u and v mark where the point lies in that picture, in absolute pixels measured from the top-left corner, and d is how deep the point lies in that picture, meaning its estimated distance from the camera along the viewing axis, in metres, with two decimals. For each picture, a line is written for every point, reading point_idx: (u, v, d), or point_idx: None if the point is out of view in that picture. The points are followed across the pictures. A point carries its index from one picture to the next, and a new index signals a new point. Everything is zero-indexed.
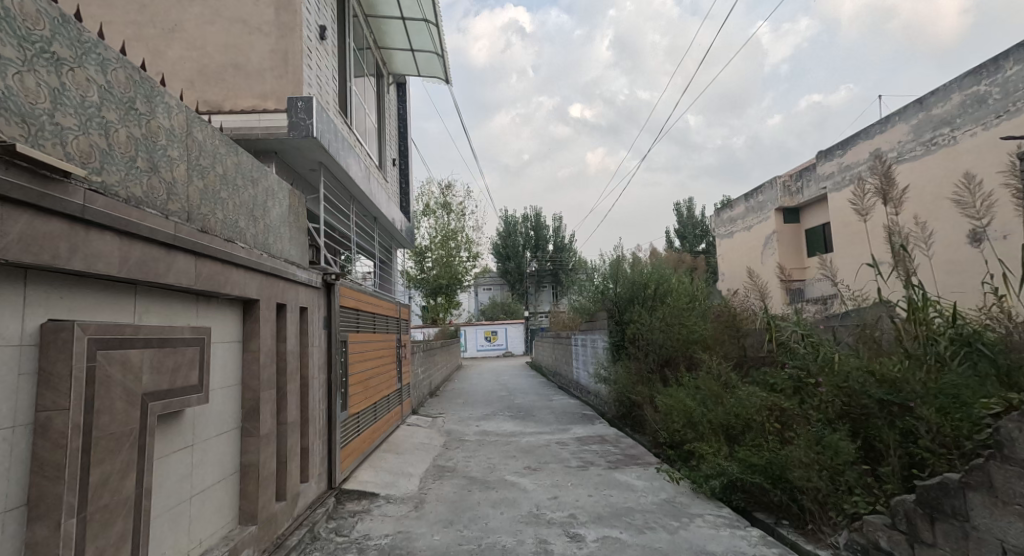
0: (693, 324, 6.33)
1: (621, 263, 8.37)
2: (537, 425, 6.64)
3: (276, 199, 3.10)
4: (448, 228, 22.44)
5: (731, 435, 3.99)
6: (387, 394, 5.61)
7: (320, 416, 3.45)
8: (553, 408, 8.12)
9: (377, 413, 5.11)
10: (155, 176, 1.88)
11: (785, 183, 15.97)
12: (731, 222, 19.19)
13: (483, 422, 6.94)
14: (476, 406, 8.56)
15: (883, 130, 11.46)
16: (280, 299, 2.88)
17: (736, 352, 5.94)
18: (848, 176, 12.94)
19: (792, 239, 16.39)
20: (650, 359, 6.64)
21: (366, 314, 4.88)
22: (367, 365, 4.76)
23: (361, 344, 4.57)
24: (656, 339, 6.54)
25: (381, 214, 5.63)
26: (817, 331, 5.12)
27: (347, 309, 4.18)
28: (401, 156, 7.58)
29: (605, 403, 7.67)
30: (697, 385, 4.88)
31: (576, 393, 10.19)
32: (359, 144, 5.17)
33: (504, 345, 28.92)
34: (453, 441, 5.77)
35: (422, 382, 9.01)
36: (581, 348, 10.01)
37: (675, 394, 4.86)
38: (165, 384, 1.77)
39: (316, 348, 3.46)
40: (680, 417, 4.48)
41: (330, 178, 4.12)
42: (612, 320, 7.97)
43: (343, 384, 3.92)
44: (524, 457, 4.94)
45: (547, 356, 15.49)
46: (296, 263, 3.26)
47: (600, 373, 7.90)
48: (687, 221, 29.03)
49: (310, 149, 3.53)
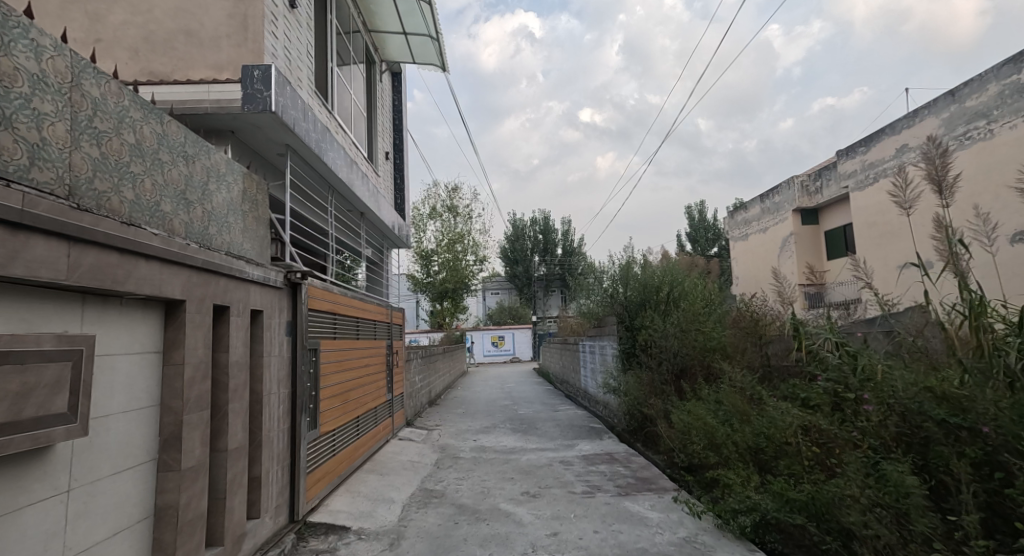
0: (711, 330, 5.76)
1: (632, 265, 7.83)
2: (540, 441, 6.09)
3: (223, 183, 2.63)
4: (455, 231, 22.00)
5: (760, 462, 3.44)
6: (373, 407, 5.11)
7: (278, 439, 2.96)
8: (559, 420, 7.58)
9: (360, 428, 4.62)
10: (3, 131, 1.38)
11: (803, 183, 15.33)
12: (746, 225, 18.52)
13: (481, 436, 6.42)
14: (477, 417, 8.02)
15: (911, 124, 10.82)
16: (220, 300, 2.39)
17: (759, 362, 5.36)
18: (871, 174, 12.28)
19: (811, 241, 15.72)
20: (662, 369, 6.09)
21: (346, 320, 4.40)
22: (347, 376, 4.28)
23: (339, 353, 4.09)
24: (670, 346, 5.97)
25: (368, 210, 5.17)
26: (852, 339, 4.54)
27: (321, 312, 3.70)
28: (396, 150, 7.13)
29: (613, 415, 7.13)
30: (719, 401, 4.31)
31: (583, 402, 9.65)
32: (342, 132, 4.71)
33: (511, 350, 28.41)
34: (446, 459, 5.24)
35: (420, 391, 8.51)
36: (589, 355, 9.46)
37: (693, 410, 4.29)
38: (2, 416, 1.27)
39: (274, 358, 2.97)
40: (700, 437, 3.91)
41: (302, 165, 3.66)
42: (622, 326, 7.42)
43: (312, 399, 3.43)
44: (523, 479, 4.41)
45: (554, 362, 14.92)
46: (247, 258, 2.77)
47: (609, 383, 7.33)
48: (699, 225, 28.32)
49: (271, 127, 3.06)
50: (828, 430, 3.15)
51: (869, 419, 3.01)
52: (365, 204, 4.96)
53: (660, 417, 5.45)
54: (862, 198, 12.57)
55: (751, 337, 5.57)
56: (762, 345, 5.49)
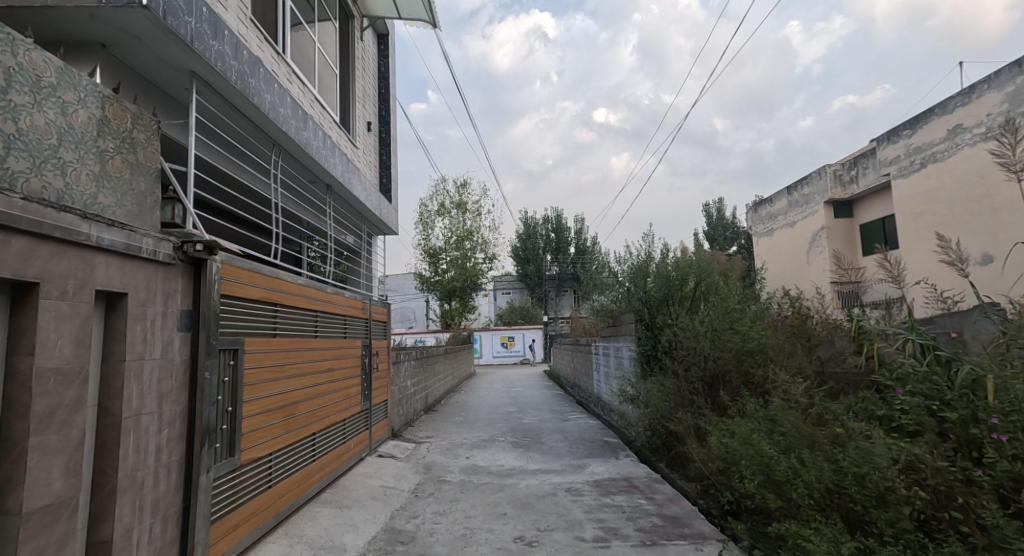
0: (749, 329, 4.78)
1: (651, 257, 6.87)
2: (544, 460, 5.14)
3: (49, 98, 1.74)
4: (463, 228, 21.11)
5: (850, 514, 2.41)
6: (338, 420, 4.22)
7: (158, 479, 2.06)
8: (567, 433, 6.64)
9: (317, 450, 3.74)
10: None
11: (835, 172, 14.17)
12: (771, 219, 17.30)
13: (475, 452, 5.50)
14: (475, 428, 7.11)
15: (966, 102, 9.75)
16: (13, 271, 1.49)
17: (811, 368, 4.37)
18: (916, 160, 11.08)
19: (844, 235, 14.52)
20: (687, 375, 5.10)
21: (296, 313, 3.51)
22: (295, 385, 3.41)
23: (280, 356, 3.20)
24: (699, 348, 4.98)
25: (337, 182, 4.28)
26: (942, 343, 3.55)
27: (249, 301, 2.82)
28: (381, 123, 6.26)
29: (630, 427, 6.18)
30: (771, 420, 3.29)
31: (595, 410, 8.71)
32: (295, 82, 3.82)
33: (522, 352, 27.58)
34: (427, 484, 4.32)
35: (412, 398, 7.64)
36: (602, 358, 8.54)
37: (738, 431, 3.27)
38: None
39: (154, 363, 2.07)
40: (751, 471, 2.88)
41: (224, 108, 2.80)
42: (640, 324, 6.46)
43: (226, 417, 2.53)
44: (518, 518, 3.46)
45: (565, 365, 13.92)
46: (99, 214, 1.87)
47: (626, 391, 6.36)
48: (717, 223, 27.09)
49: (157, 39, 2.18)
50: (950, 472, 2.19)
51: (1003, 454, 2.10)
52: (331, 175, 4.09)
53: (689, 436, 4.45)
54: (906, 187, 11.39)
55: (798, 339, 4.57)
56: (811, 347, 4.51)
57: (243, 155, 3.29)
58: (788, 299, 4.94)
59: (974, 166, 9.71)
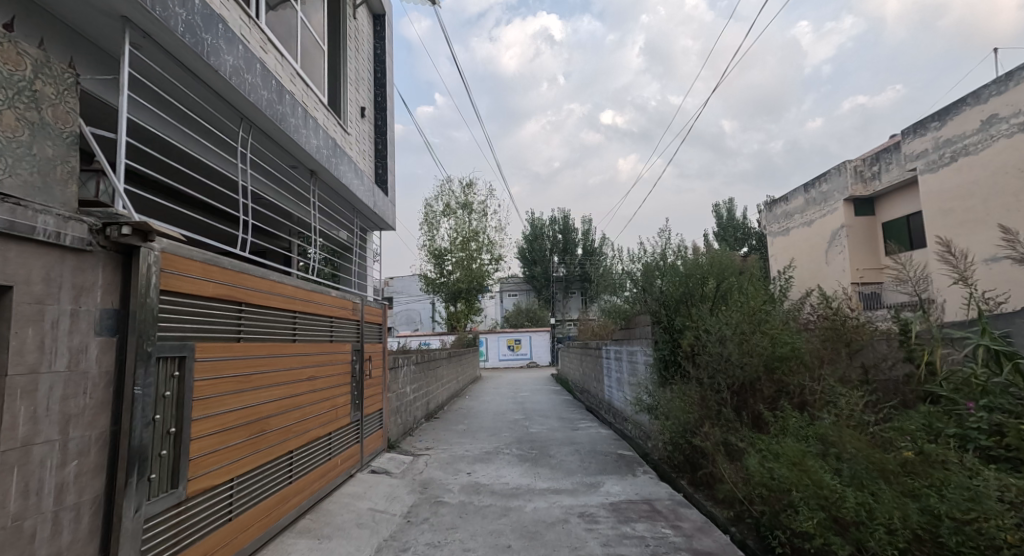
0: (782, 332, 4.24)
1: (669, 254, 6.38)
2: (553, 477, 4.65)
3: None
4: (469, 228, 20.65)
5: None
6: (322, 435, 3.76)
7: (60, 528, 1.59)
8: (578, 444, 6.14)
9: (294, 469, 3.27)
10: None
11: (856, 168, 13.59)
12: (787, 217, 16.67)
13: (477, 467, 5.02)
14: (478, 438, 6.61)
15: (1004, 90, 9.16)
16: None
17: (854, 376, 3.86)
18: (947, 152, 10.48)
19: (865, 234, 13.90)
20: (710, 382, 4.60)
21: (268, 313, 3.04)
22: (267, 396, 2.95)
23: (246, 363, 2.73)
24: (724, 352, 4.43)
25: (321, 168, 3.85)
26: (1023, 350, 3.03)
27: (202, 299, 2.36)
28: (376, 110, 5.82)
29: (647, 439, 5.68)
30: (823, 440, 2.78)
31: (606, 418, 8.21)
32: (272, 50, 3.38)
33: (529, 354, 27.05)
34: (423, 507, 3.84)
35: (412, 406, 7.17)
36: (614, 363, 8.06)
37: (784, 453, 2.75)
38: None
39: (54, 377, 1.60)
40: (807, 506, 2.36)
41: (176, 71, 2.37)
42: (657, 325, 5.96)
43: (167, 441, 2.06)
44: (524, 552, 2.97)
45: (573, 369, 13.40)
46: None
47: (642, 401, 5.84)
48: (728, 224, 26.44)
49: None
50: None
51: None
52: (314, 158, 3.66)
53: (718, 453, 3.93)
54: (935, 181, 10.80)
55: (835, 344, 4.06)
56: (853, 353, 4.00)
57: (207, 131, 2.87)
58: (826, 300, 4.41)
59: (1012, 158, 9.12)
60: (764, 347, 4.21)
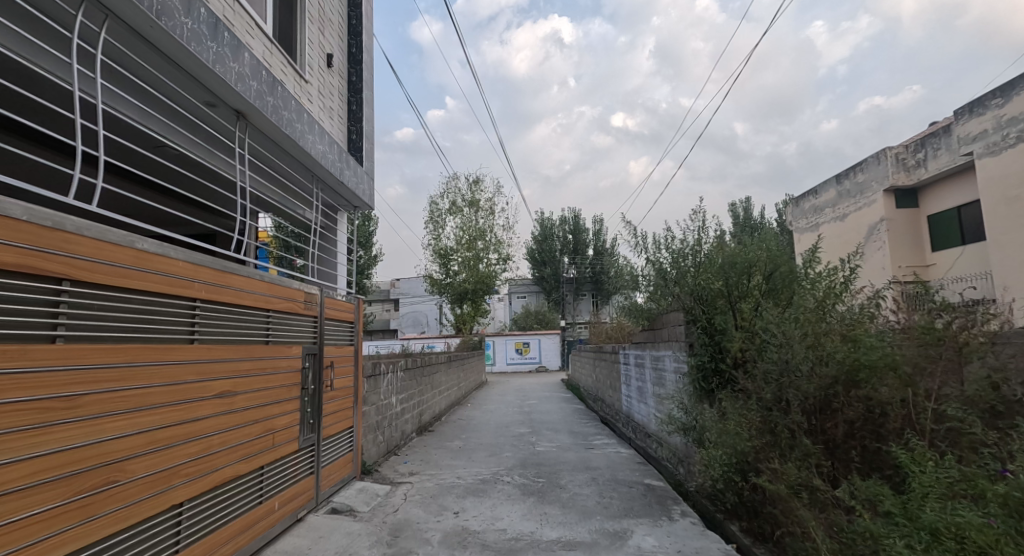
0: (863, 333, 3.10)
1: (702, 242, 5.27)
2: (565, 521, 3.57)
3: None
4: (476, 226, 19.64)
5: None
6: (245, 474, 2.70)
7: None
8: (594, 470, 5.05)
9: (185, 533, 2.20)
10: None
11: (897, 155, 12.35)
12: (817, 213, 15.43)
13: (469, 504, 3.95)
14: (475, 460, 5.53)
15: None
16: None
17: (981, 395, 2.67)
18: (1011, 133, 9.27)
19: (908, 228, 12.62)
20: (758, 397, 3.49)
21: (136, 300, 2.01)
22: (124, 429, 1.87)
23: (73, 378, 1.67)
24: (785, 356, 3.33)
25: (250, 108, 2.87)
26: None
27: None
28: (350, 64, 4.83)
29: (682, 466, 4.58)
30: (1017, 511, 1.68)
31: (626, 432, 7.12)
32: None
33: (538, 359, 25.90)
34: None
35: (398, 421, 6.12)
36: (635, 370, 6.97)
37: (954, 537, 1.66)
38: None
39: None
40: None
41: None
42: (694, 324, 4.86)
43: None
44: None
45: (586, 374, 12.26)
46: None
47: (675, 419, 4.72)
48: (745, 222, 25.14)
49: None
50: None
51: None
52: (235, 91, 2.68)
53: (790, 501, 2.78)
54: (996, 166, 9.60)
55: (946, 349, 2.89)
56: (967, 361, 2.75)
57: (47, 31, 1.89)
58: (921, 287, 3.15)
59: None
60: (842, 351, 3.06)
